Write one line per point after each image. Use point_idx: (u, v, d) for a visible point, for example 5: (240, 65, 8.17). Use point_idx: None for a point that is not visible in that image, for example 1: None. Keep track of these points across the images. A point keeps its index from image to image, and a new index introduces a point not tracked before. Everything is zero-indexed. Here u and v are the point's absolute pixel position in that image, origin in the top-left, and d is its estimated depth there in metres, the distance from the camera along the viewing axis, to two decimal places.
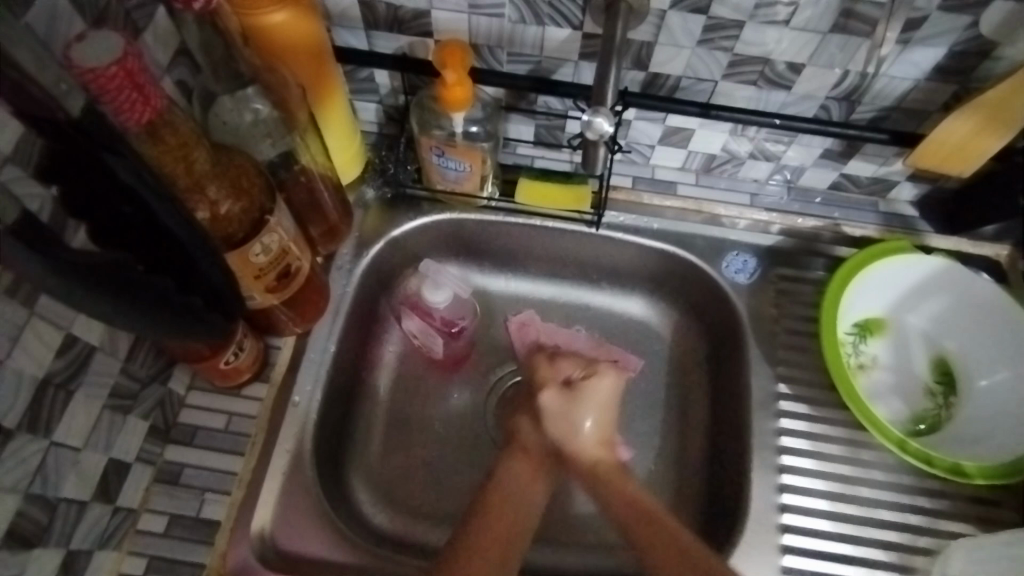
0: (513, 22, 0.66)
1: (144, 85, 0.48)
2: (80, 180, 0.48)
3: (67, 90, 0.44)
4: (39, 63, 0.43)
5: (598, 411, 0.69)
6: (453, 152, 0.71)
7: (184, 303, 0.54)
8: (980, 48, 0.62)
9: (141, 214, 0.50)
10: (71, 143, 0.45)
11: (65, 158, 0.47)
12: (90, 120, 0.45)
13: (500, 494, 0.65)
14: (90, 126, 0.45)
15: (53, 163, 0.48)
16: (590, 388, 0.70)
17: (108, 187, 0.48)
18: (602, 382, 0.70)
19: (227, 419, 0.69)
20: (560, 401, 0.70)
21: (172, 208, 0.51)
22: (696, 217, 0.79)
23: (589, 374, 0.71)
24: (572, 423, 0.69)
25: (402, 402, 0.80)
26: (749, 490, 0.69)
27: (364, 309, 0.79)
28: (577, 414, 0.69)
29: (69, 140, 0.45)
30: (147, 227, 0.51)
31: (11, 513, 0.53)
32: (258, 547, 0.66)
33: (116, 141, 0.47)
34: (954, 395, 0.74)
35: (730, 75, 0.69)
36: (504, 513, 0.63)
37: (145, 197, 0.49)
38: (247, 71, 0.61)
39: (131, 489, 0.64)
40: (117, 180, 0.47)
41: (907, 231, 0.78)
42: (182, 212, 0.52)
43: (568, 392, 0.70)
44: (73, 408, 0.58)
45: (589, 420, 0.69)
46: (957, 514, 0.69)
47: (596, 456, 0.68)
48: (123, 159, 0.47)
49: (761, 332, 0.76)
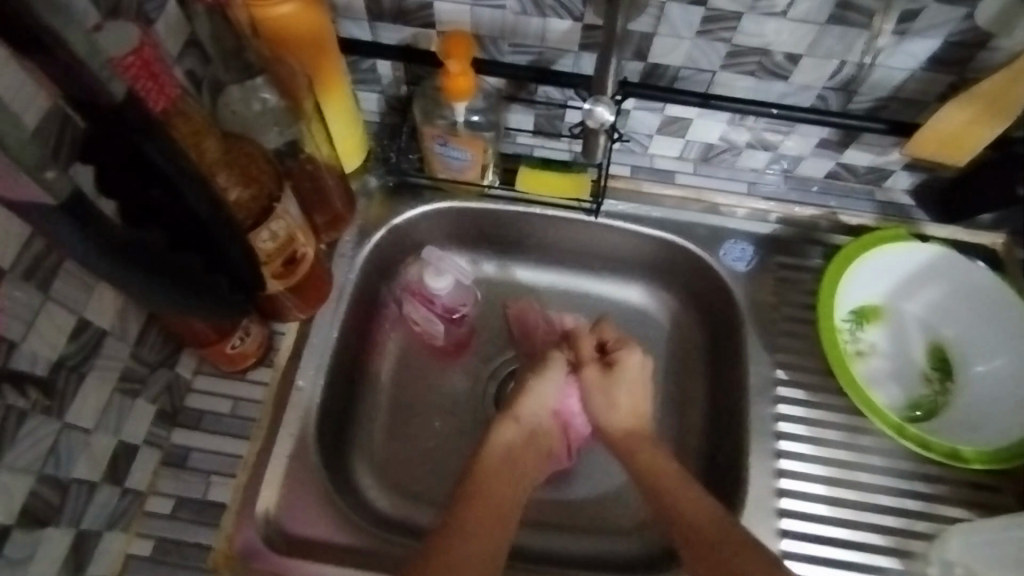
0: (515, 14, 0.67)
1: (159, 74, 0.52)
2: (110, 155, 0.50)
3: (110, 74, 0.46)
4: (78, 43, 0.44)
5: (636, 393, 0.75)
6: (456, 142, 0.72)
7: (207, 282, 0.57)
8: (976, 40, 0.63)
9: (169, 197, 0.52)
10: (107, 123, 0.48)
11: (102, 139, 0.49)
12: (129, 107, 0.47)
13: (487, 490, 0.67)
14: (126, 110, 0.47)
15: (92, 142, 0.50)
16: (625, 366, 0.75)
17: (138, 170, 0.50)
18: (631, 359, 0.75)
19: (233, 404, 0.70)
20: (601, 377, 0.75)
21: (200, 193, 0.53)
22: (696, 206, 0.81)
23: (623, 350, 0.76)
24: (609, 399, 0.74)
25: (404, 387, 0.81)
26: (749, 481, 0.70)
27: (367, 298, 0.80)
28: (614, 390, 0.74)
29: (106, 122, 0.48)
30: (173, 210, 0.52)
31: (25, 492, 0.54)
32: (264, 530, 0.67)
33: (149, 124, 0.49)
34: (951, 381, 0.74)
35: (729, 66, 0.70)
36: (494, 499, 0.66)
37: (177, 181, 0.51)
38: (257, 61, 0.64)
39: (139, 472, 0.66)
40: (148, 163, 0.50)
41: (903, 219, 0.79)
42: (210, 194, 0.54)
43: (607, 373, 0.75)
44: (84, 390, 0.59)
45: (624, 394, 0.74)
46: (956, 499, 0.70)
47: (629, 426, 0.73)
48: (157, 144, 0.49)
49: (760, 318, 0.77)
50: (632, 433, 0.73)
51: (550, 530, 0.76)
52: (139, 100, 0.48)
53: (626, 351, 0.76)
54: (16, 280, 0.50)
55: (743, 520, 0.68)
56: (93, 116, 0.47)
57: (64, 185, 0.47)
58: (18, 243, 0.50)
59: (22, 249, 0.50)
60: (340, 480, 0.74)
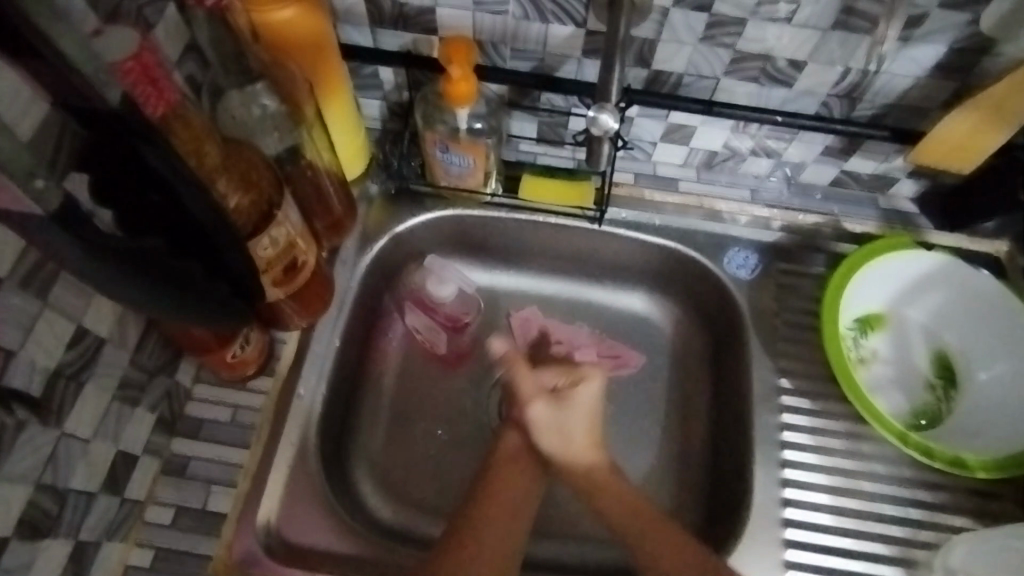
0: (517, 19, 0.66)
1: (158, 80, 0.51)
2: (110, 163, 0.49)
3: (106, 78, 0.45)
4: (77, 47, 0.43)
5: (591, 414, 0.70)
6: (457, 148, 0.71)
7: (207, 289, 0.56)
8: (980, 45, 0.63)
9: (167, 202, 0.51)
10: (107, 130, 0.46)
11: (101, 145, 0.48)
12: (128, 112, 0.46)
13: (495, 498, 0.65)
14: (125, 115, 0.46)
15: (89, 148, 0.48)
16: (578, 396, 0.71)
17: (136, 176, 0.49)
18: (587, 390, 0.72)
19: (232, 412, 0.69)
20: (554, 410, 0.70)
21: (200, 200, 0.52)
22: (697, 213, 0.80)
23: (576, 382, 0.72)
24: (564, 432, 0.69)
25: (405, 397, 0.81)
26: (753, 494, 0.69)
27: (368, 306, 0.80)
28: (569, 420, 0.70)
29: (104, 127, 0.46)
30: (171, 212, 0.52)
31: (22, 503, 0.53)
32: (263, 539, 0.66)
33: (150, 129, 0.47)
34: (954, 389, 0.74)
35: (732, 72, 0.69)
36: (503, 500, 0.65)
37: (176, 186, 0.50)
38: (256, 66, 0.64)
39: (138, 481, 0.65)
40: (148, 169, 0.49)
41: (907, 227, 0.79)
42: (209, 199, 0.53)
43: (560, 401, 0.71)
44: (83, 399, 0.58)
45: (576, 426, 0.70)
46: (959, 507, 0.69)
47: (589, 462, 0.68)
48: (157, 149, 0.48)
49: (762, 326, 0.77)
50: (594, 469, 0.67)
51: (552, 539, 0.76)
52: (136, 105, 0.47)
53: (579, 386, 0.72)
54: (13, 289, 0.50)
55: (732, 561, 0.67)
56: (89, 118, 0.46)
57: (54, 196, 0.46)
58: (16, 252, 0.49)
59: (20, 258, 0.49)
60: (341, 488, 0.74)
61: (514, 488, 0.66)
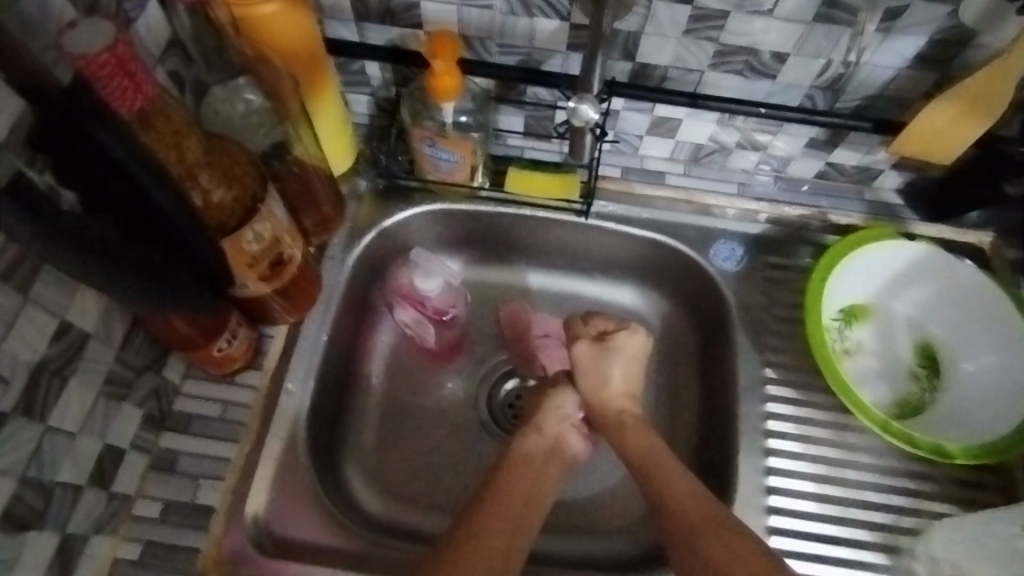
0: (503, 14, 0.67)
1: (136, 72, 0.49)
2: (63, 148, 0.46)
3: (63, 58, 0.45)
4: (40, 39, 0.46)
5: (628, 367, 0.75)
6: (444, 143, 0.72)
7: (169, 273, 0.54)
8: (960, 38, 0.63)
9: (130, 190, 0.49)
10: (62, 114, 0.45)
11: (55, 130, 0.46)
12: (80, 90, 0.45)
13: (511, 487, 0.66)
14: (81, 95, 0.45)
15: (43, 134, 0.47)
16: (618, 343, 0.75)
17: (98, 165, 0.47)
18: (630, 338, 0.75)
19: (221, 407, 0.70)
20: (592, 356, 0.75)
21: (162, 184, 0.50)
22: (685, 207, 0.81)
23: (620, 330, 0.76)
24: (601, 375, 0.74)
25: (396, 391, 0.81)
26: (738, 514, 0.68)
27: (357, 300, 0.80)
28: (607, 365, 0.74)
29: (57, 112, 0.45)
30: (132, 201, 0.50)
31: (7, 496, 0.53)
32: (253, 533, 0.66)
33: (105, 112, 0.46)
34: (938, 379, 0.75)
35: (717, 65, 0.70)
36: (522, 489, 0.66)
37: (136, 171, 0.48)
38: (239, 61, 0.64)
39: (127, 476, 0.65)
40: (107, 155, 0.47)
41: (892, 219, 0.80)
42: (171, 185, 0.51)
43: (602, 348, 0.75)
44: (67, 394, 0.58)
45: (617, 372, 0.74)
46: (943, 495, 0.70)
47: (620, 407, 0.73)
48: (114, 134, 0.47)
49: (750, 318, 0.77)
50: (623, 413, 0.73)
51: (545, 530, 0.76)
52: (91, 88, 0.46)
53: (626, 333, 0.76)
54: None
55: (733, 508, 0.69)
56: (40, 105, 0.45)
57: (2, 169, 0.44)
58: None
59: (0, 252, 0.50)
60: (331, 482, 0.74)
61: (526, 485, 0.67)
